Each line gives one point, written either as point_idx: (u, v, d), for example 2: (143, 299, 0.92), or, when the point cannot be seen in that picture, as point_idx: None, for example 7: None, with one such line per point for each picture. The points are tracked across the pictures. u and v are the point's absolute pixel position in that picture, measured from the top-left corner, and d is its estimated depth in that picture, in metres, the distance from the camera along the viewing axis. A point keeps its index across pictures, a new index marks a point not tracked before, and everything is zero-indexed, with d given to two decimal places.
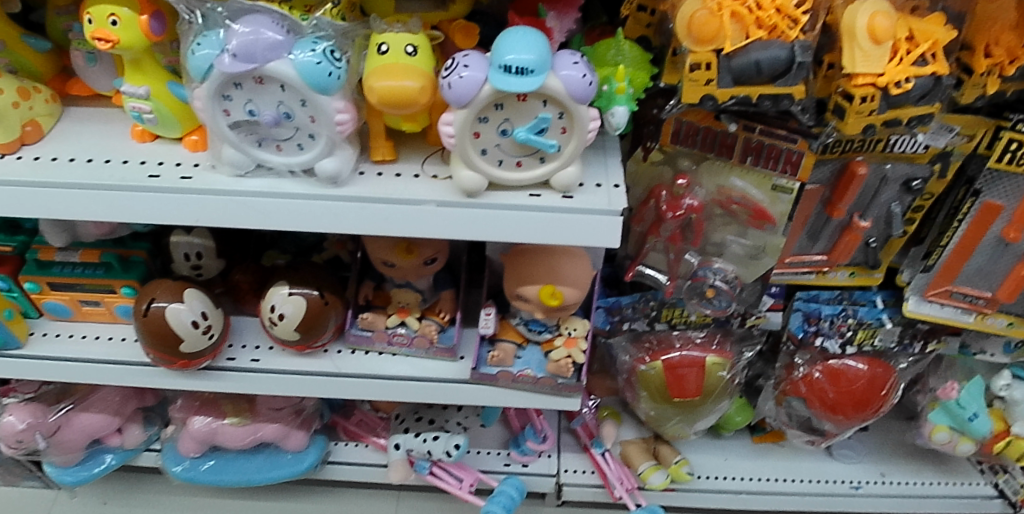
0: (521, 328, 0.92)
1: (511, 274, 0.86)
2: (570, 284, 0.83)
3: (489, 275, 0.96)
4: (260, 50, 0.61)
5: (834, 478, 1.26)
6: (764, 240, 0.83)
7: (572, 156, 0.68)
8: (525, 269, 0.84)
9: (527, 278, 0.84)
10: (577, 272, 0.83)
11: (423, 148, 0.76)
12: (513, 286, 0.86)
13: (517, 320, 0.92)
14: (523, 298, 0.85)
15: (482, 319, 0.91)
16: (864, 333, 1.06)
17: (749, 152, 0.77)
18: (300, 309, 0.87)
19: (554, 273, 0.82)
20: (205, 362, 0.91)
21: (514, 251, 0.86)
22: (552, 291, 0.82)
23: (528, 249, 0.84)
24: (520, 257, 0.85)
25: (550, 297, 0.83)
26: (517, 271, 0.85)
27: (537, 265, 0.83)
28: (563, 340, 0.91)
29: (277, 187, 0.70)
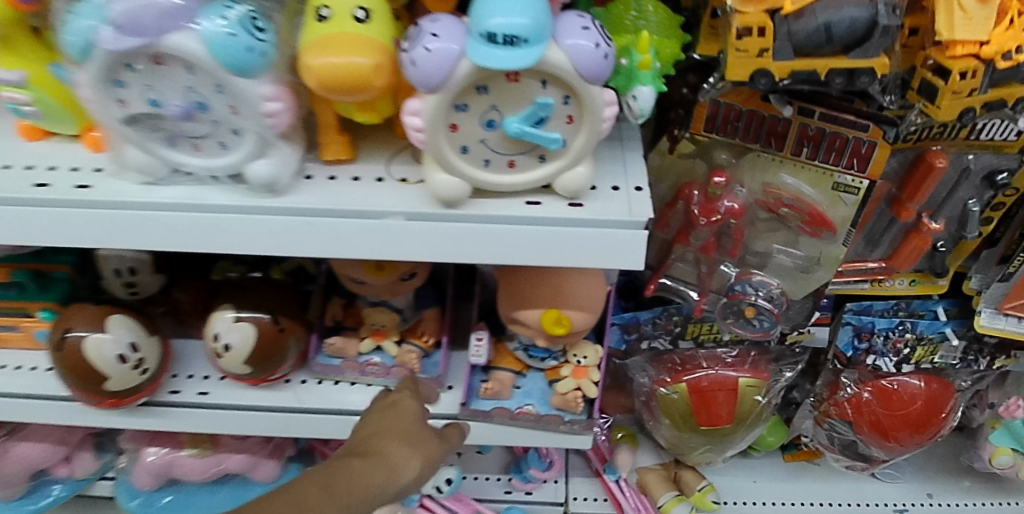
0: (521, 355, 0.77)
1: (505, 295, 0.70)
2: (578, 306, 0.67)
3: (482, 291, 0.83)
4: (150, 20, 0.44)
5: (876, 501, 1.11)
6: (819, 249, 0.67)
7: (582, 153, 0.52)
8: (522, 287, 0.68)
9: (526, 300, 0.68)
10: (587, 293, 0.67)
11: (388, 143, 0.59)
12: (507, 309, 0.70)
13: (514, 345, 0.78)
14: (519, 324, 0.71)
15: (472, 347, 0.76)
16: (923, 350, 0.90)
17: (805, 142, 0.60)
18: (249, 338, 0.71)
19: (557, 295, 0.67)
20: (143, 398, 0.77)
21: (505, 269, 0.70)
22: (556, 316, 0.67)
23: (522, 268, 0.68)
24: (513, 277, 0.69)
25: (554, 325, 0.67)
26: (513, 290, 0.69)
27: (536, 287, 0.67)
28: (571, 367, 0.76)
29: (199, 198, 0.54)
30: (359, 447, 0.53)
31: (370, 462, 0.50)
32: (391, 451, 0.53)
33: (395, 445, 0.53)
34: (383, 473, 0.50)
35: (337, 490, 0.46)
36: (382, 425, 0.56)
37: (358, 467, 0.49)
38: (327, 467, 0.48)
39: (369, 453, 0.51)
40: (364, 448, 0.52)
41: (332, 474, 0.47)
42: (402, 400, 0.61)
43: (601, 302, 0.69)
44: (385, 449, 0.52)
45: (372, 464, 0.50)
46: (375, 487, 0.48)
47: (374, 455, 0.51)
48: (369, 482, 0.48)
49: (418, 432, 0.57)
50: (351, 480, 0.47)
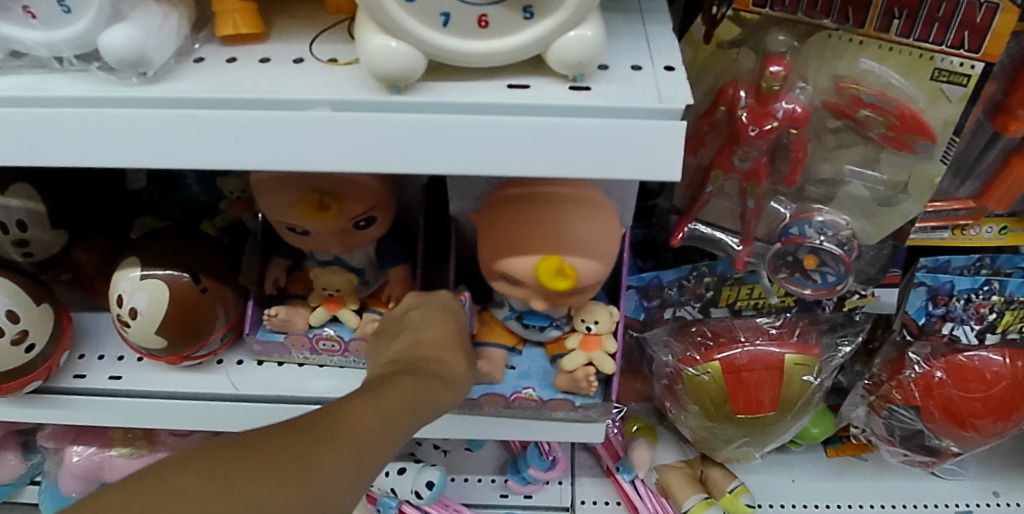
0: (515, 325, 0.61)
1: (489, 246, 0.53)
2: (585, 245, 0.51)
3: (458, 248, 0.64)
4: None
5: (937, 502, 0.94)
6: (907, 170, 0.50)
7: (587, 5, 0.35)
8: (512, 232, 0.51)
9: (515, 244, 0.51)
10: (581, 214, 0.51)
11: (313, 19, 0.43)
12: (493, 265, 0.53)
13: (504, 313, 0.61)
14: (512, 283, 0.54)
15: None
16: (1011, 316, 0.73)
17: (896, 11, 0.43)
18: (160, 303, 0.55)
19: (557, 234, 0.50)
20: (35, 383, 0.61)
21: (493, 210, 0.54)
22: (558, 265, 0.49)
23: (512, 207, 0.52)
24: (499, 219, 0.52)
25: (556, 275, 0.49)
26: (499, 236, 0.52)
27: (528, 228, 0.50)
28: (580, 334, 0.59)
29: (39, 89, 0.38)
30: (423, 355, 0.52)
31: (436, 384, 0.49)
32: (454, 367, 0.52)
33: (458, 360, 0.53)
34: (450, 389, 0.51)
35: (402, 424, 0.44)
36: (445, 328, 0.55)
37: (426, 394, 0.48)
38: (411, 379, 0.48)
39: (443, 347, 0.53)
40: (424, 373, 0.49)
41: (423, 380, 0.48)
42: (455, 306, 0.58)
43: (608, 238, 0.52)
44: (449, 364, 0.52)
45: (447, 366, 0.52)
46: (451, 394, 0.51)
47: (451, 350, 0.53)
48: (431, 410, 0.48)
49: (468, 346, 0.56)
50: (416, 414, 0.46)
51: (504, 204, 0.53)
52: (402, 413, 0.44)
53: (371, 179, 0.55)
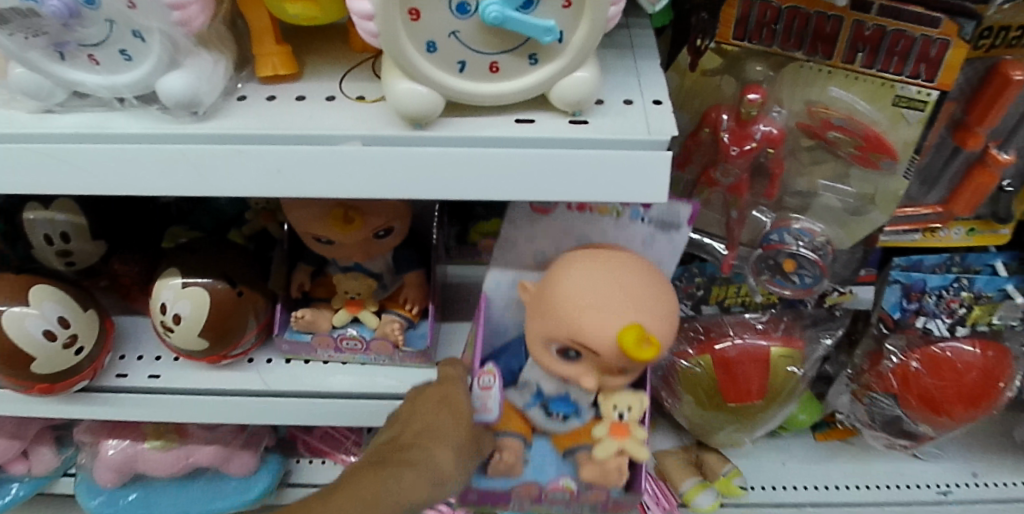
0: (538, 413, 0.60)
1: (547, 310, 0.49)
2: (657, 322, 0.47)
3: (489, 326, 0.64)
4: None
5: (916, 482, 1.00)
6: (873, 185, 0.56)
7: (585, 51, 0.40)
8: (577, 296, 0.47)
9: (588, 311, 0.46)
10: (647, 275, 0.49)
11: (342, 58, 0.48)
12: (548, 332, 0.49)
13: (524, 402, 0.60)
14: (567, 352, 0.49)
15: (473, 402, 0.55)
16: (980, 310, 0.80)
17: (860, 45, 0.48)
18: (199, 309, 0.60)
19: (632, 297, 0.47)
20: (82, 383, 0.66)
21: (554, 273, 0.51)
22: (642, 333, 0.44)
23: (581, 270, 0.49)
24: (560, 282, 0.49)
25: (639, 346, 0.44)
26: (560, 301, 0.48)
27: (601, 293, 0.47)
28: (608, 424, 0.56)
29: (104, 127, 0.43)
30: (400, 444, 0.49)
31: (407, 469, 0.47)
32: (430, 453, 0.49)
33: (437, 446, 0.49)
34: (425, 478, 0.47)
35: None
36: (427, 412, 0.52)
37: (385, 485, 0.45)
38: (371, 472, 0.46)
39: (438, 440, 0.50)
40: (394, 464, 0.47)
41: (383, 472, 0.46)
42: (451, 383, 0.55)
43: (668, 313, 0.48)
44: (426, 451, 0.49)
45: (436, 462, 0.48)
46: (424, 482, 0.47)
47: (438, 441, 0.50)
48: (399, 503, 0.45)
49: (459, 424, 0.52)
50: (380, 507, 0.44)
51: (568, 269, 0.50)
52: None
53: (394, 201, 0.61)
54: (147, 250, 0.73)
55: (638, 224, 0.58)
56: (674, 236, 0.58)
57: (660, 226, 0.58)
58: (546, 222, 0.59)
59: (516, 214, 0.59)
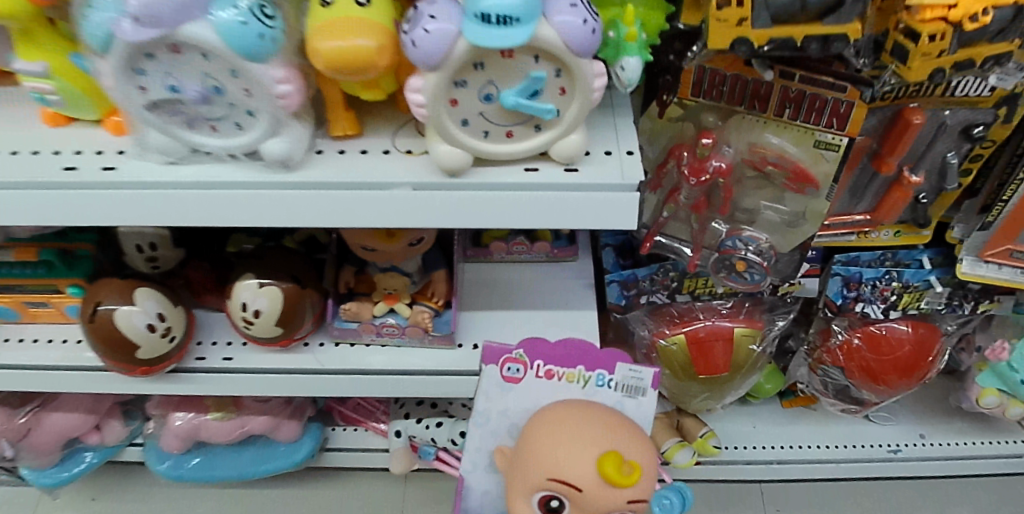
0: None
1: (535, 459, 0.64)
2: (628, 449, 0.64)
3: (480, 492, 0.78)
4: (165, 11, 0.46)
5: (871, 442, 1.17)
6: (804, 205, 0.71)
7: (576, 122, 0.55)
8: (553, 453, 0.63)
9: (570, 459, 0.62)
10: (606, 419, 0.66)
11: (393, 118, 0.63)
12: (537, 485, 0.64)
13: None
14: (557, 502, 0.64)
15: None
16: (909, 297, 0.95)
17: (787, 103, 0.63)
18: (276, 303, 0.76)
19: (603, 439, 0.63)
20: (171, 365, 0.82)
21: (525, 434, 0.67)
22: (617, 461, 0.61)
23: (557, 429, 0.65)
24: (534, 445, 0.65)
25: (621, 471, 0.60)
26: (540, 460, 0.64)
27: (579, 437, 0.63)
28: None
29: (218, 176, 0.58)
30: None
31: None
32: None
33: None
34: None
35: None
36: None
37: None
38: None
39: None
40: None
41: None
42: None
43: (633, 450, 0.64)
44: None
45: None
46: None
47: None
48: None
49: None
50: None
51: (537, 429, 0.66)
52: None
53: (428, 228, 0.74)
54: (215, 259, 0.87)
55: (606, 390, 0.70)
56: (640, 399, 0.70)
57: (629, 391, 0.70)
58: (518, 389, 0.70)
59: (488, 383, 0.70)
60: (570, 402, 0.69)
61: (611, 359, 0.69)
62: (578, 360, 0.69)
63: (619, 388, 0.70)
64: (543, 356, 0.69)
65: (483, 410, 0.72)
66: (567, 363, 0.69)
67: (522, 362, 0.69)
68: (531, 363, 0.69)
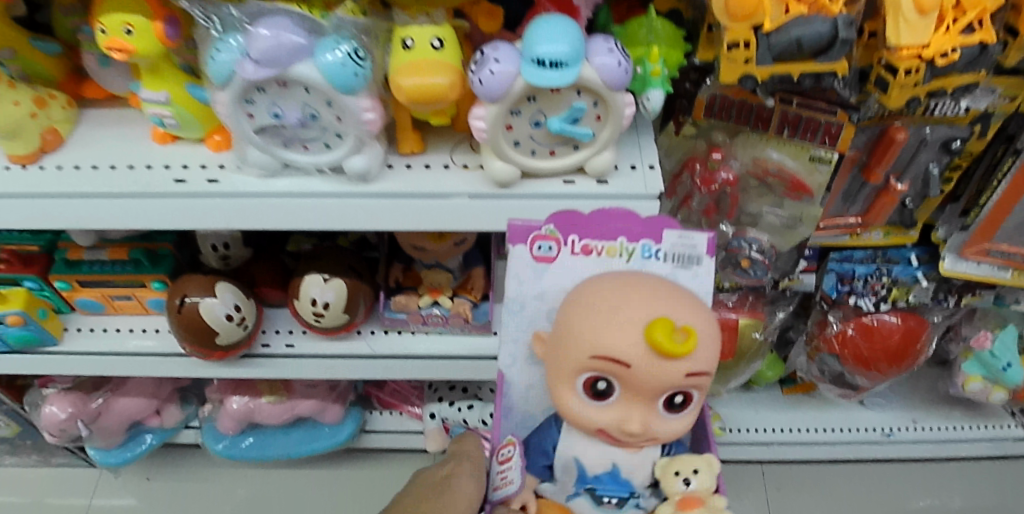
0: (586, 500, 0.71)
1: (573, 338, 0.60)
2: (682, 315, 0.59)
3: (522, 390, 0.74)
4: (282, 55, 0.57)
5: (865, 426, 1.26)
6: (801, 210, 0.82)
7: (608, 142, 0.66)
8: (595, 329, 0.59)
9: (614, 331, 0.58)
10: (653, 286, 0.61)
11: (451, 137, 0.74)
12: (580, 369, 0.60)
13: (570, 493, 0.72)
14: (605, 384, 0.61)
15: (497, 478, 0.70)
16: (898, 291, 1.05)
17: (786, 124, 0.73)
18: (342, 294, 0.87)
19: (650, 306, 0.58)
20: (243, 350, 0.93)
21: (563, 313, 0.63)
22: (668, 328, 0.56)
23: (595, 301, 0.60)
24: (573, 321, 0.61)
25: (673, 338, 0.55)
26: (581, 338, 0.59)
27: (624, 307, 0.59)
28: (678, 497, 0.67)
29: (307, 188, 0.69)
30: None
31: None
32: None
33: None
34: None
35: None
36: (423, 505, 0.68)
37: None
38: None
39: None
40: None
41: None
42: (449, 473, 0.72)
43: (686, 313, 0.59)
44: None
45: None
46: None
47: None
48: None
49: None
50: None
51: (576, 305, 0.62)
52: None
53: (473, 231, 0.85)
54: (275, 261, 0.97)
55: (655, 261, 0.67)
56: (695, 269, 0.67)
57: (682, 261, 0.67)
58: (551, 269, 0.68)
59: (518, 264, 0.68)
60: (613, 274, 0.64)
61: (657, 227, 0.66)
62: (619, 232, 0.66)
63: (670, 258, 0.67)
64: (578, 231, 0.66)
65: (516, 296, 0.69)
66: (608, 236, 0.66)
67: (555, 238, 0.67)
68: (565, 236, 0.67)
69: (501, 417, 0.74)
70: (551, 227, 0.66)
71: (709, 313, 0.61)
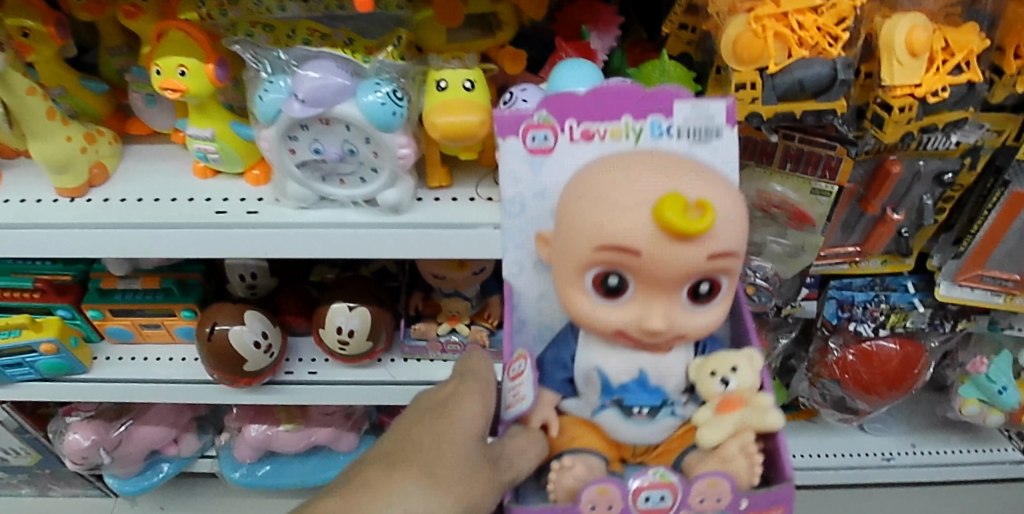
0: (614, 413, 0.61)
1: (575, 231, 0.53)
2: (697, 190, 0.52)
3: (534, 299, 0.69)
4: (328, 95, 0.62)
5: (865, 451, 1.29)
6: (803, 239, 0.86)
7: None
8: (597, 215, 0.52)
9: (619, 216, 0.51)
10: (662, 164, 0.54)
11: (475, 171, 0.78)
12: (586, 265, 0.53)
13: (594, 407, 0.62)
14: (617, 279, 0.53)
15: (509, 395, 0.61)
16: (896, 317, 1.09)
17: (789, 158, 0.79)
18: (366, 321, 0.91)
19: (658, 186, 0.52)
20: (267, 377, 0.96)
21: (562, 208, 0.56)
22: (679, 204, 0.49)
23: (596, 188, 0.54)
24: (575, 211, 0.54)
25: (686, 215, 0.49)
26: (584, 228, 0.53)
27: (628, 190, 0.52)
28: (718, 399, 0.58)
29: (342, 218, 0.73)
30: (401, 445, 0.53)
31: (411, 465, 0.51)
32: (443, 451, 0.53)
33: (438, 443, 0.53)
34: (424, 475, 0.50)
35: None
36: (428, 418, 0.56)
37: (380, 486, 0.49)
38: (381, 470, 0.51)
39: (435, 469, 0.51)
40: (399, 460, 0.51)
41: (389, 472, 0.50)
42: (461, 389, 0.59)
43: (701, 188, 0.52)
44: (422, 446, 0.53)
45: (407, 475, 0.50)
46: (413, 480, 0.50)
47: (444, 439, 0.54)
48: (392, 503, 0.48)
49: (467, 439, 0.55)
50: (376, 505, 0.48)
51: (577, 195, 0.55)
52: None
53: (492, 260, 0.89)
54: (300, 290, 1.00)
55: (667, 139, 0.62)
56: (714, 143, 0.62)
57: (698, 136, 0.62)
58: (551, 160, 0.63)
59: (513, 159, 0.64)
60: (616, 157, 0.57)
61: (665, 101, 0.61)
62: (622, 111, 0.62)
63: (686, 133, 0.62)
64: (575, 114, 0.62)
65: (515, 197, 0.65)
66: (610, 116, 0.62)
67: (550, 127, 0.62)
68: (564, 121, 0.62)
69: (515, 329, 0.70)
70: (544, 114, 0.62)
71: (731, 189, 0.54)
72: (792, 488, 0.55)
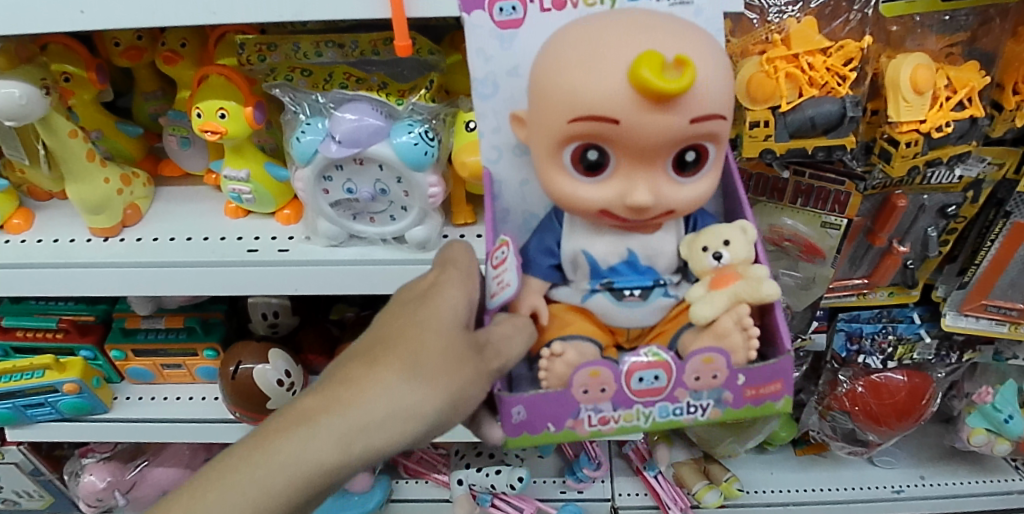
0: (605, 297, 0.60)
1: (548, 103, 0.50)
2: (677, 45, 0.48)
3: (517, 185, 0.65)
4: (364, 135, 0.65)
5: (875, 484, 1.29)
6: (814, 271, 0.89)
7: None
8: (571, 84, 0.49)
9: (590, 83, 0.48)
10: (637, 19, 0.50)
11: None
12: (563, 140, 0.51)
13: (585, 292, 0.61)
14: (597, 153, 0.51)
15: (492, 285, 0.56)
16: (903, 348, 1.11)
17: (799, 194, 0.82)
18: None
19: (632, 45, 0.48)
20: None
21: (532, 77, 0.53)
22: (655, 63, 0.46)
23: (567, 55, 0.50)
24: (546, 78, 0.51)
25: (662, 74, 0.46)
26: (558, 98, 0.50)
27: (601, 53, 0.48)
28: (710, 275, 0.57)
29: (371, 255, 0.74)
30: (382, 339, 0.50)
31: (390, 358, 0.48)
32: (427, 341, 0.48)
33: (419, 332, 0.49)
34: (405, 368, 0.47)
35: (318, 423, 0.45)
36: (408, 311, 0.51)
37: (359, 382, 0.47)
38: (362, 365, 0.48)
39: (417, 361, 0.47)
40: (377, 353, 0.48)
41: (367, 368, 0.47)
42: (443, 277, 0.54)
43: (676, 41, 0.48)
44: (402, 338, 0.49)
45: (386, 367, 0.47)
46: (393, 375, 0.47)
47: (424, 328, 0.49)
48: (370, 398, 0.46)
49: (452, 326, 0.50)
50: (355, 403, 0.46)
51: (547, 62, 0.51)
52: (321, 411, 0.45)
53: None
54: (320, 328, 1.02)
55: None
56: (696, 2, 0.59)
57: None
58: (522, 34, 0.59)
59: (483, 35, 0.59)
60: (590, 16, 0.53)
61: None
62: None
63: None
64: None
65: (488, 78, 0.61)
66: None
67: None
68: None
69: (498, 219, 0.66)
70: None
71: (713, 43, 0.51)
72: (791, 361, 0.53)
